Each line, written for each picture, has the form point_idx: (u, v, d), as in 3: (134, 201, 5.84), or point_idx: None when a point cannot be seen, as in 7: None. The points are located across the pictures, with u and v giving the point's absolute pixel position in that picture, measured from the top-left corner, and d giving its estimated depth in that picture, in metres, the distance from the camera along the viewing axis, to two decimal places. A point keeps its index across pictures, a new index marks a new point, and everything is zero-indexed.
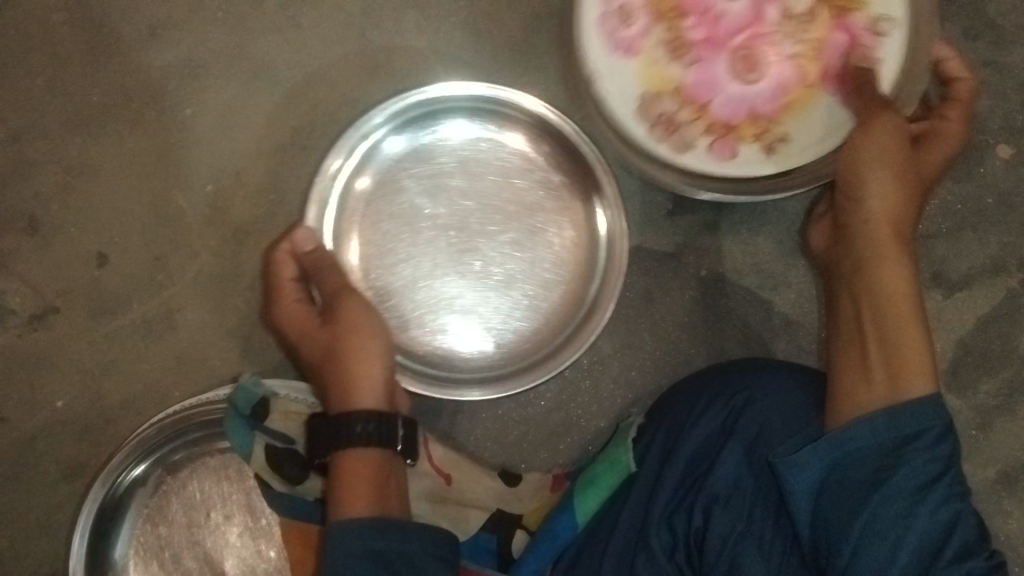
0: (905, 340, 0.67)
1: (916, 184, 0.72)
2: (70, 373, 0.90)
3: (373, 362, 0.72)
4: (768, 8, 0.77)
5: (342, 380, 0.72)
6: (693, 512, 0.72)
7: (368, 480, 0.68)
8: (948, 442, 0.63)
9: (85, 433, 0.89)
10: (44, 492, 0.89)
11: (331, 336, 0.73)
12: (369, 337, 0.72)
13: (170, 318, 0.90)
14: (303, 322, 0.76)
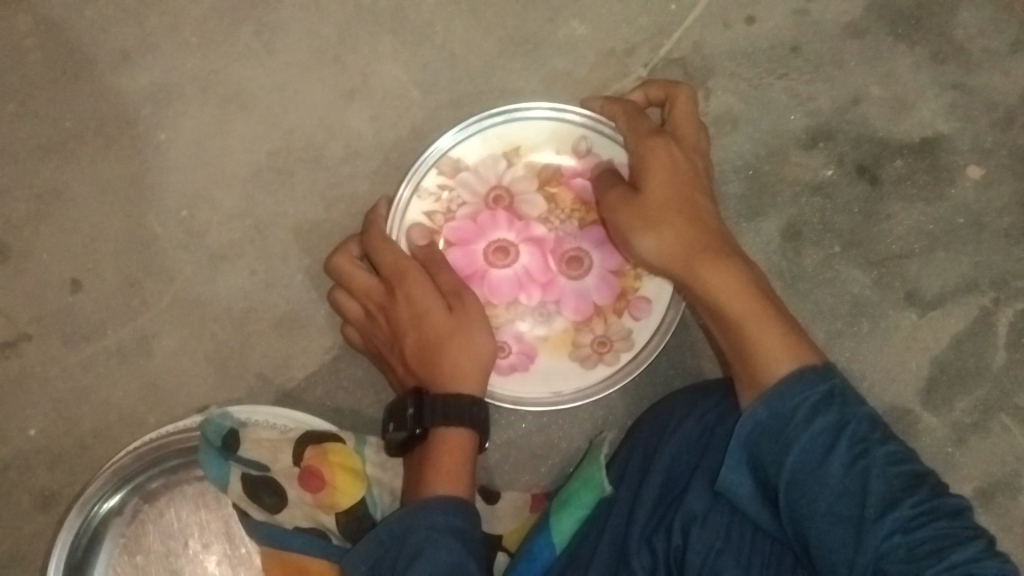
0: (757, 335, 0.70)
1: (668, 208, 0.74)
2: (43, 401, 0.88)
3: (485, 356, 0.77)
4: (533, 225, 0.86)
5: (456, 370, 0.75)
6: (671, 531, 0.72)
7: (460, 461, 0.72)
8: (834, 403, 0.65)
9: (58, 462, 0.88)
10: (16, 522, 0.87)
11: (462, 323, 0.77)
12: (488, 330, 0.77)
13: (145, 345, 0.89)
14: (428, 305, 0.77)
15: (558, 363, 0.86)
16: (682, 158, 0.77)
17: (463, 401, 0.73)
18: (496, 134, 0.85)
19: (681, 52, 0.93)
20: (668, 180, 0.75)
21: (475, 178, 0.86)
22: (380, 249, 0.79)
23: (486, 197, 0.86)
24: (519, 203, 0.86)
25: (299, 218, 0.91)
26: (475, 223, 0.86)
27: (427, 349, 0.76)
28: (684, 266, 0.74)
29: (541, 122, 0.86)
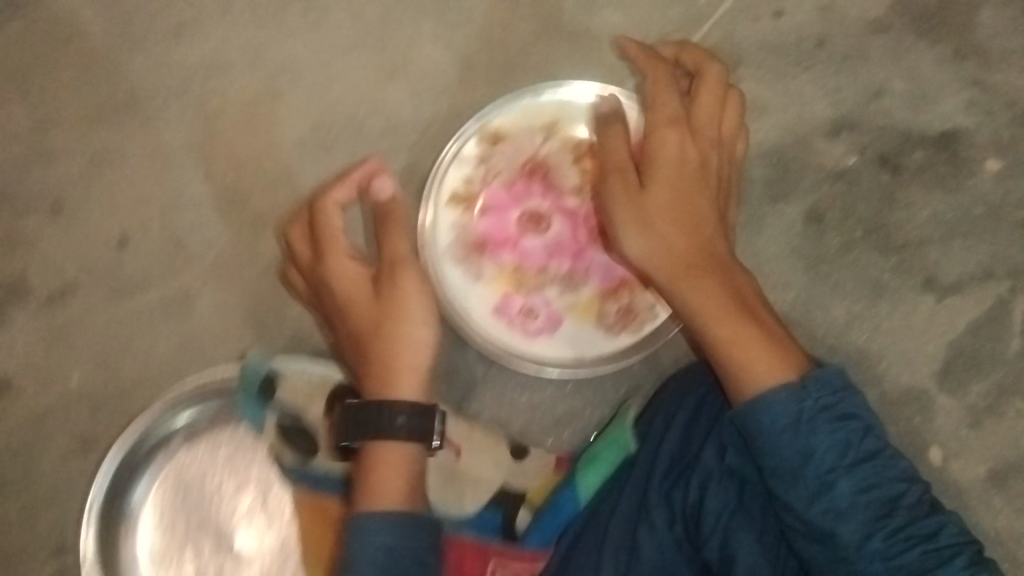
0: (738, 348, 0.69)
1: (665, 214, 0.74)
2: (87, 350, 0.92)
3: (420, 345, 0.73)
4: (565, 197, 0.90)
5: (385, 357, 0.72)
6: (688, 488, 0.75)
7: (399, 473, 0.70)
8: (839, 403, 0.66)
9: (99, 409, 0.91)
10: (57, 464, 0.90)
11: (389, 316, 0.73)
12: (425, 325, 0.73)
13: (186, 302, 0.93)
14: (355, 288, 0.74)
15: (582, 328, 0.89)
16: (696, 153, 0.77)
17: (395, 412, 0.70)
18: (535, 108, 0.91)
19: (711, 44, 0.96)
20: (678, 175, 0.76)
21: (513, 148, 0.90)
22: (330, 220, 0.77)
23: (523, 167, 0.90)
24: (553, 175, 0.90)
25: (339, 184, 0.94)
26: (510, 192, 0.90)
27: (368, 335, 0.73)
28: (676, 270, 0.73)
29: (579, 101, 0.91)
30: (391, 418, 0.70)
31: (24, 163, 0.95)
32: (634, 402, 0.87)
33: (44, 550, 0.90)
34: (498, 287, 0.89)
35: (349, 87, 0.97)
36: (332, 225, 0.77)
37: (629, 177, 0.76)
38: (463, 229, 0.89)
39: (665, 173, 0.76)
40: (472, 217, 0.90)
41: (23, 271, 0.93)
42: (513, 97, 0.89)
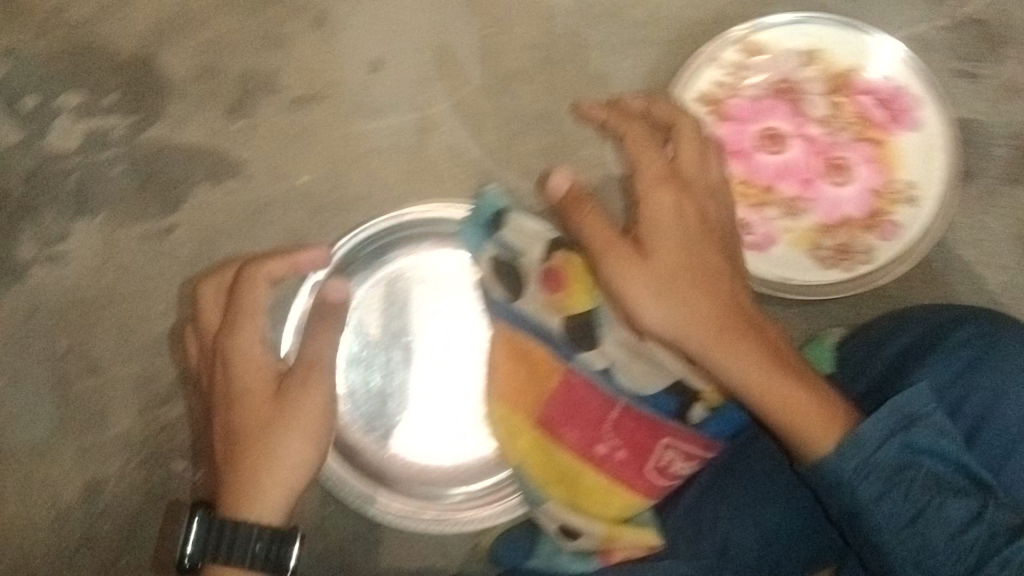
0: (794, 411, 0.68)
1: (675, 277, 0.71)
2: (320, 156, 0.96)
3: (318, 431, 0.74)
4: (809, 125, 0.91)
5: (278, 453, 0.72)
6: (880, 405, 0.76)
7: None
8: (889, 452, 0.63)
9: (318, 211, 0.96)
10: (268, 253, 0.96)
11: (287, 422, 0.73)
12: (299, 437, 0.73)
13: (420, 136, 0.96)
14: (257, 385, 0.74)
15: (793, 257, 0.90)
16: (692, 209, 0.74)
17: (247, 534, 0.70)
18: (804, 32, 0.91)
19: (992, 14, 0.94)
20: (675, 233, 0.73)
21: (770, 66, 0.91)
22: (256, 295, 0.75)
23: (773, 86, 0.91)
24: (803, 101, 0.91)
25: (591, 61, 0.95)
26: (756, 106, 0.91)
27: (245, 430, 0.73)
28: (709, 337, 0.70)
29: (850, 37, 0.91)
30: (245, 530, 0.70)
31: None
32: (837, 331, 0.87)
33: None
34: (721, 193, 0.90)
35: None
36: (252, 283, 0.75)
37: (634, 249, 0.72)
38: (701, 129, 0.90)
39: (670, 253, 0.72)
40: (712, 120, 0.91)
41: (275, 70, 0.97)
42: (789, 15, 0.90)
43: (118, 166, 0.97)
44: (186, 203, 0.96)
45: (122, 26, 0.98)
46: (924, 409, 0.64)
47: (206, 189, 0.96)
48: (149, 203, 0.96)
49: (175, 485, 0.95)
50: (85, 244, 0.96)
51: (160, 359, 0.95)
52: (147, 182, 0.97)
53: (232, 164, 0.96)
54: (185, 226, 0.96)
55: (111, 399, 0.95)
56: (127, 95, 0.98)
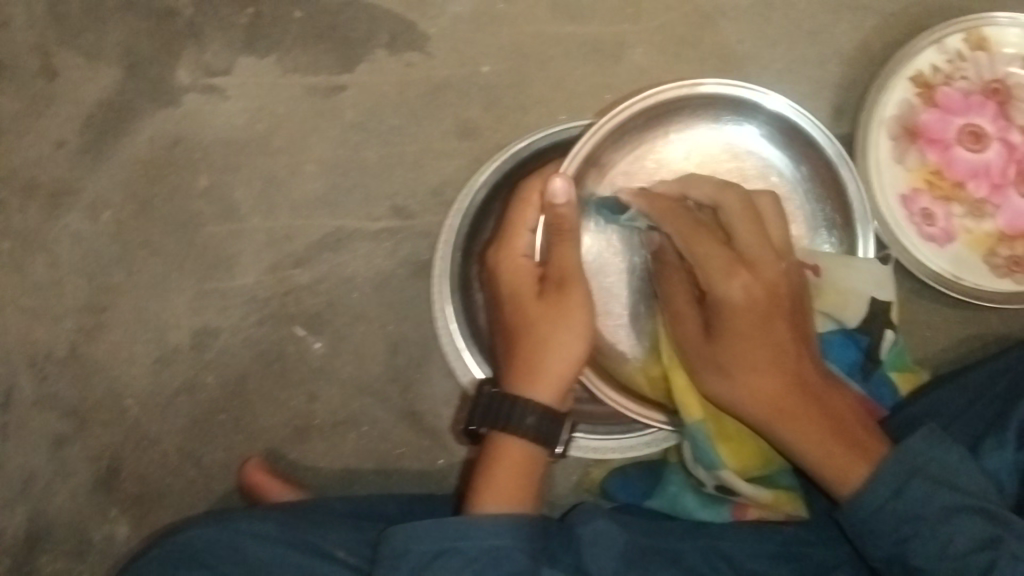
0: (826, 462, 0.68)
1: (752, 335, 0.70)
2: (509, 51, 0.92)
3: (585, 327, 0.74)
4: (1012, 131, 0.89)
5: (549, 342, 0.73)
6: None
7: (510, 474, 0.72)
8: (894, 508, 0.65)
9: (493, 103, 0.92)
10: (434, 135, 0.91)
11: (547, 315, 0.74)
12: (576, 338, 0.74)
13: (618, 50, 0.92)
14: (520, 284, 0.76)
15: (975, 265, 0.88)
16: (764, 291, 0.70)
17: (524, 411, 0.73)
18: None
19: None
20: (745, 317, 0.70)
21: (988, 63, 0.89)
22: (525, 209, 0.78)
23: (985, 85, 0.89)
24: (1011, 106, 0.89)
25: (805, 15, 0.92)
26: (964, 100, 0.89)
27: (522, 327, 0.75)
28: (768, 412, 0.70)
29: None
30: (522, 408, 0.73)
31: None
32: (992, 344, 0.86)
33: (388, 204, 0.91)
34: (913, 178, 0.89)
35: None
36: (518, 221, 0.78)
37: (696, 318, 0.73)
38: (907, 110, 0.89)
39: (735, 304, 0.70)
40: (920, 104, 0.89)
41: None
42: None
43: (298, 11, 0.92)
44: (361, 65, 0.92)
45: None
46: (922, 450, 0.66)
47: (385, 55, 0.92)
48: (324, 56, 0.92)
49: (288, 352, 0.89)
50: (247, 83, 0.92)
51: (301, 218, 0.91)
52: (325, 34, 0.92)
53: (416, 38, 0.92)
54: (356, 88, 0.92)
55: (243, 247, 0.91)
56: None
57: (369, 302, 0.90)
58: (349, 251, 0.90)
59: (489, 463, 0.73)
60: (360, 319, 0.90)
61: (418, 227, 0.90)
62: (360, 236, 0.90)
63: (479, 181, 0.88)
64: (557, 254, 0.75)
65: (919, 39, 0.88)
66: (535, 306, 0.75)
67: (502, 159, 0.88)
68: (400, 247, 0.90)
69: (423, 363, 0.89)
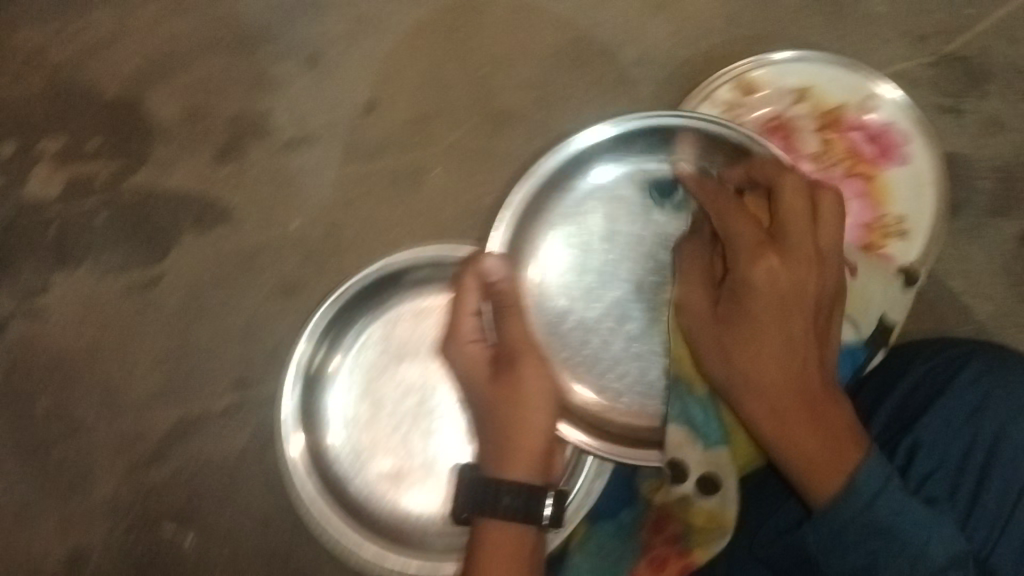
0: (802, 465, 0.59)
1: (768, 316, 0.62)
2: (313, 203, 0.94)
3: (547, 398, 0.70)
4: (802, 160, 0.92)
5: (528, 412, 0.69)
6: (896, 451, 0.75)
7: (504, 560, 0.66)
8: (869, 518, 0.57)
9: (310, 257, 0.93)
10: (259, 302, 0.93)
11: (509, 392, 0.69)
12: (544, 412, 0.69)
13: (418, 176, 0.94)
14: (472, 364, 0.72)
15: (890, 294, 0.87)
16: (791, 278, 0.62)
17: (501, 490, 0.67)
18: (793, 70, 0.93)
19: (970, 52, 0.97)
20: (764, 309, 0.62)
21: (763, 103, 0.92)
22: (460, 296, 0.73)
23: (767, 124, 0.92)
24: (795, 137, 0.92)
25: (586, 100, 0.95)
26: None
27: (500, 410, 0.69)
28: (767, 413, 0.61)
29: (840, 75, 0.93)
30: (505, 487, 0.67)
31: (288, 8, 0.95)
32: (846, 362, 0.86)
33: (229, 380, 0.92)
34: None
35: (620, 17, 0.96)
36: (459, 305, 0.73)
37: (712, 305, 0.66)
38: None
39: (762, 283, 0.62)
40: None
41: (266, 112, 0.94)
42: (780, 54, 0.92)
43: (100, 214, 0.93)
44: (173, 251, 0.93)
45: (103, 64, 0.94)
46: (879, 471, 0.57)
47: (193, 236, 0.93)
48: (137, 251, 0.93)
49: (162, 551, 0.90)
50: (67, 297, 0.93)
51: (147, 416, 0.92)
52: (131, 231, 0.93)
53: (220, 212, 0.93)
54: (173, 275, 0.93)
55: (96, 460, 0.92)
56: (114, 136, 0.93)
57: (230, 483, 0.91)
58: (200, 436, 0.92)
59: (478, 547, 0.67)
60: (227, 500, 0.91)
61: (261, 395, 0.92)
62: (208, 419, 0.92)
63: (295, 363, 0.84)
64: (506, 327, 0.72)
65: (689, 102, 0.92)
66: (497, 387, 0.70)
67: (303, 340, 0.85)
68: (248, 420, 0.92)
69: (297, 526, 0.91)
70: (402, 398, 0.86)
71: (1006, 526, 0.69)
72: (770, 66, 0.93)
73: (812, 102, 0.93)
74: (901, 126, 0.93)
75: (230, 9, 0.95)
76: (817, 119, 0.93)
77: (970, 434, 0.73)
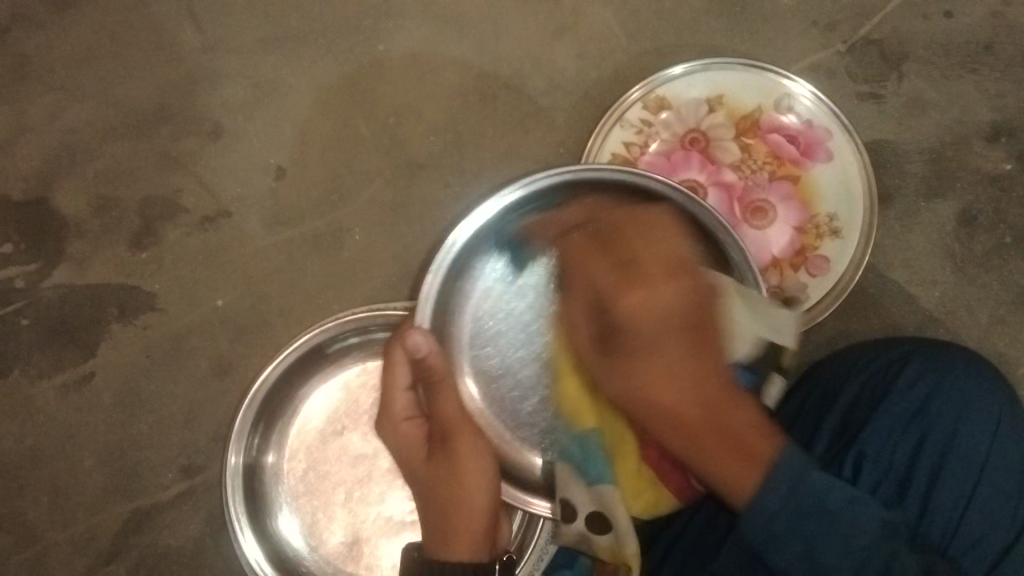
0: (719, 469, 0.55)
1: (657, 348, 0.59)
2: (236, 277, 0.93)
3: (484, 465, 0.70)
4: (723, 171, 0.90)
5: (465, 487, 0.69)
6: (843, 466, 0.69)
7: None
8: (791, 507, 0.52)
9: (240, 333, 0.92)
10: (195, 385, 0.91)
11: (448, 467, 0.70)
12: (481, 481, 0.69)
13: (338, 237, 0.93)
14: (413, 446, 0.74)
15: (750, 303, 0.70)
16: (656, 313, 0.60)
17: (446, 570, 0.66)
18: (703, 78, 0.90)
19: (880, 35, 0.95)
20: (638, 323, 0.61)
21: (675, 118, 0.90)
22: (392, 375, 0.74)
23: (682, 139, 0.91)
24: (713, 148, 0.91)
25: (497, 139, 0.94)
26: (668, 160, 0.90)
27: (439, 485, 0.70)
28: (676, 428, 0.58)
29: (751, 78, 0.90)
30: (448, 565, 0.66)
31: (186, 86, 0.95)
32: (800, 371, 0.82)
33: (175, 468, 0.90)
34: None
35: (520, 49, 0.95)
36: (390, 386, 0.75)
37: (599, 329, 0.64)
38: None
39: (638, 310, 0.60)
40: None
41: (177, 191, 0.94)
42: (685, 66, 0.89)
43: (25, 318, 0.93)
44: (101, 346, 0.92)
45: (8, 167, 0.94)
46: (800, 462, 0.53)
47: (120, 327, 0.92)
48: (63, 351, 0.92)
49: None
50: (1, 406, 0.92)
51: (100, 514, 0.90)
52: (58, 330, 0.92)
53: (144, 299, 0.92)
54: (104, 370, 0.92)
55: (53, 565, 0.90)
56: (26, 241, 0.94)
57: (190, 573, 0.90)
58: (153, 529, 0.90)
59: None
60: None
61: (209, 480, 0.90)
62: (158, 511, 0.90)
63: (232, 467, 0.80)
64: (439, 401, 0.71)
65: (599, 127, 0.90)
66: (435, 465, 0.71)
67: (236, 441, 0.80)
68: (200, 506, 0.90)
69: None
70: (351, 469, 0.84)
71: (966, 512, 0.68)
72: (678, 79, 0.90)
73: (726, 110, 0.91)
74: (821, 121, 0.90)
75: (128, 94, 0.95)
76: (733, 126, 0.91)
77: (916, 430, 0.70)
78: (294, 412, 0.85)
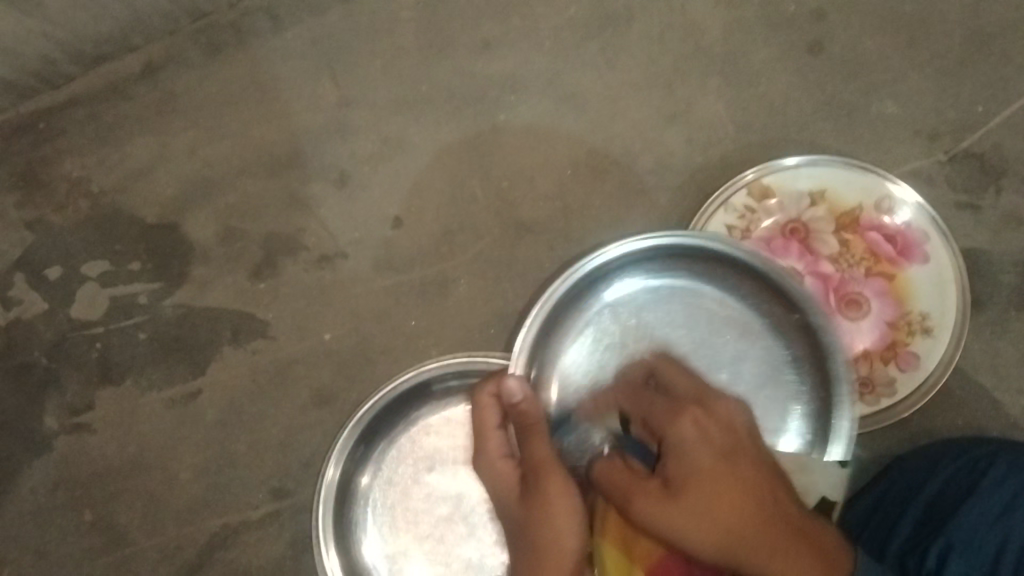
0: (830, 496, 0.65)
1: None
2: (343, 314, 0.97)
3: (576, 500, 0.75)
4: (821, 262, 0.94)
5: (553, 528, 0.74)
6: (926, 556, 0.70)
7: None
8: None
9: (342, 367, 0.96)
10: (295, 412, 0.95)
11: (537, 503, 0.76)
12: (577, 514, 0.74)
13: (444, 286, 0.98)
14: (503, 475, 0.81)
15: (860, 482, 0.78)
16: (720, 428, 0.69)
17: None
18: (808, 172, 0.94)
19: (981, 149, 0.99)
20: None
21: (779, 207, 0.95)
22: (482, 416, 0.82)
23: (783, 227, 0.95)
24: (813, 240, 0.95)
25: (603, 211, 0.98)
26: (770, 246, 0.95)
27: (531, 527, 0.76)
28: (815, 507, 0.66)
29: (856, 178, 0.94)
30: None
31: (321, 133, 1.01)
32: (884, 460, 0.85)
33: (266, 489, 0.94)
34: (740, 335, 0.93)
35: (635, 131, 1.00)
36: (482, 422, 0.82)
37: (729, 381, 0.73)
38: None
39: None
40: None
41: (299, 230, 0.99)
42: (792, 157, 0.93)
43: (142, 331, 0.98)
44: (211, 366, 0.97)
45: (146, 193, 1.01)
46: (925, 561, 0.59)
47: (231, 350, 0.97)
48: (176, 366, 0.97)
49: None
50: (111, 413, 0.97)
51: (188, 526, 0.95)
52: (172, 347, 0.98)
53: (257, 326, 0.98)
54: (210, 389, 0.97)
55: (140, 568, 0.95)
56: (152, 261, 1.00)
57: None
58: (239, 546, 0.94)
59: None
60: None
61: (297, 504, 0.94)
62: (244, 529, 0.94)
63: (327, 478, 0.83)
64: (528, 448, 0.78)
65: (705, 209, 0.94)
66: (527, 507, 0.77)
67: (333, 458, 0.84)
68: (286, 529, 0.94)
69: None
70: (435, 507, 0.87)
71: None
72: (785, 171, 0.94)
73: (828, 205, 0.95)
74: (921, 225, 0.93)
75: (264, 137, 1.01)
76: (833, 221, 0.94)
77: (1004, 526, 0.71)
78: (393, 442, 0.89)
